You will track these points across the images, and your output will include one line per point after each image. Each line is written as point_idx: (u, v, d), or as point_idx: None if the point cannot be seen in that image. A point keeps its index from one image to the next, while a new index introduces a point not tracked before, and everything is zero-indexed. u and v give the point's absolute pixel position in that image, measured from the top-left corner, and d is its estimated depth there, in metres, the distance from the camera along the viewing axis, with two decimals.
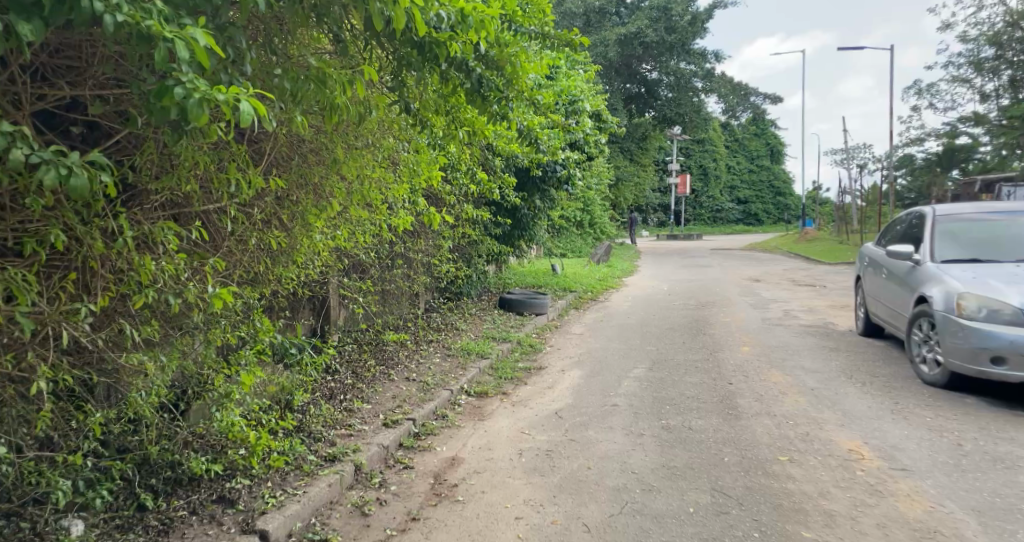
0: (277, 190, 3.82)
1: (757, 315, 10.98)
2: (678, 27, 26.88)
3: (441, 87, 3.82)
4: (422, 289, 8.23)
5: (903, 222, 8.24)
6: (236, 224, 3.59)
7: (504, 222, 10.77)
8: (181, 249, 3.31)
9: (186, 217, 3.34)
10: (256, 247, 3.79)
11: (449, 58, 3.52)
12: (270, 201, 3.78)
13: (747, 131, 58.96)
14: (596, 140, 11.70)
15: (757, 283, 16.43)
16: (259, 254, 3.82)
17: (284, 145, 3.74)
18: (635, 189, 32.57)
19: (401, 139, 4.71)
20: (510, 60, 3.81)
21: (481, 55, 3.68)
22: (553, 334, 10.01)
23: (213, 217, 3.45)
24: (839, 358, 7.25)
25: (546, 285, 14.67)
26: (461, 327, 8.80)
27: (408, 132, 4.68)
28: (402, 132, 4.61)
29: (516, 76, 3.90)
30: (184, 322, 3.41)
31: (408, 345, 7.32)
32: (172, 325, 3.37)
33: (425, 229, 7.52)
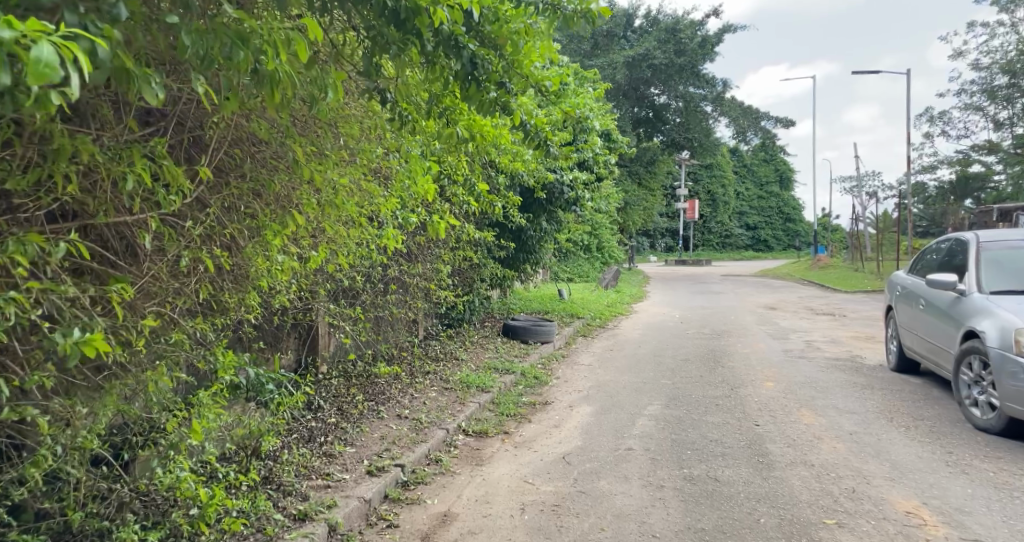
0: (223, 201, 3.25)
1: (777, 346, 10.35)
2: (688, 49, 26.59)
3: (430, 76, 3.37)
4: (420, 315, 7.68)
5: (938, 249, 7.67)
6: (162, 242, 2.99)
7: (509, 245, 10.25)
8: (90, 272, 2.72)
9: (94, 232, 2.74)
10: (189, 270, 3.21)
11: (436, 32, 3.07)
12: (213, 214, 3.18)
13: (756, 157, 58.59)
14: (605, 160, 11.22)
15: (773, 311, 15.81)
16: (200, 279, 3.27)
17: (234, 148, 3.24)
18: (643, 213, 32.07)
19: (389, 149, 4.28)
20: (510, 39, 3.41)
21: (474, 29, 3.30)
22: (560, 364, 9.41)
23: (132, 232, 2.84)
24: (874, 397, 6.63)
25: (552, 311, 14.10)
26: (462, 357, 8.23)
27: (396, 141, 4.25)
28: (390, 140, 4.19)
29: (517, 58, 3.48)
30: (103, 364, 2.83)
31: (403, 377, 6.75)
32: (87, 367, 2.80)
33: (422, 251, 6.99)
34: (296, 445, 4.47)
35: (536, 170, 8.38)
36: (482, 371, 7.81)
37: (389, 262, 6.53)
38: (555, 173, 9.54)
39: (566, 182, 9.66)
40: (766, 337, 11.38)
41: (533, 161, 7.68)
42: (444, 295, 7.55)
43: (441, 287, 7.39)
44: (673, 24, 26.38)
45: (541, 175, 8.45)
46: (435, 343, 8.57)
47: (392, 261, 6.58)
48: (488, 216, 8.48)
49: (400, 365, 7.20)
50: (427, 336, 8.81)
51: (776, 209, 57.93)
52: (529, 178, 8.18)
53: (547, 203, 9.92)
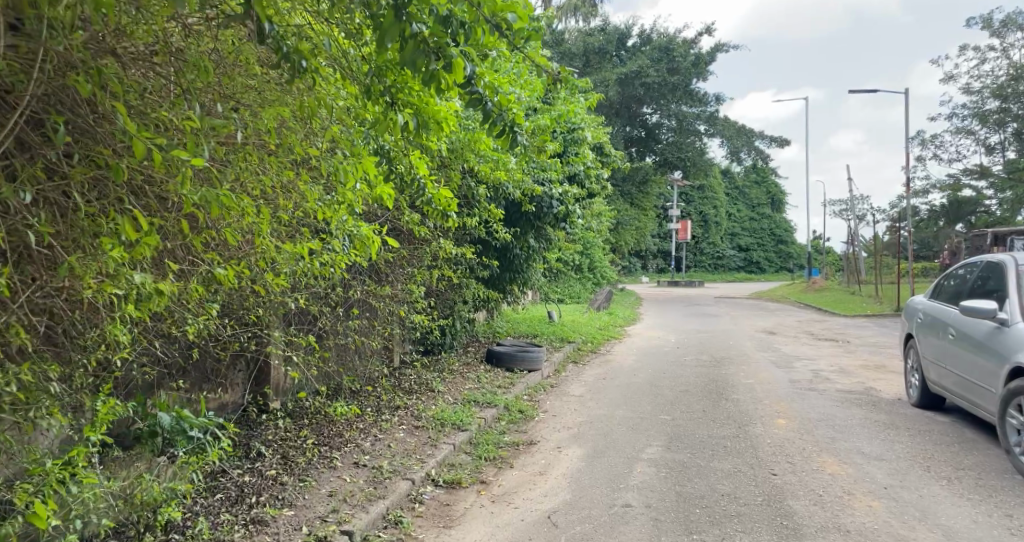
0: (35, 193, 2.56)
1: (784, 376, 9.58)
2: (680, 67, 26.05)
3: None
4: (389, 342, 6.86)
5: (965, 273, 6.99)
6: None
7: (494, 266, 9.51)
8: None
9: None
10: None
11: None
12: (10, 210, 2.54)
13: (748, 179, 58.33)
14: (598, 174, 10.53)
15: (773, 336, 15.07)
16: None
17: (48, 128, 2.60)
18: (636, 233, 31.46)
19: (318, 137, 3.61)
20: None
21: None
22: (548, 395, 8.58)
23: None
24: (903, 440, 5.85)
25: (541, 334, 13.27)
26: (440, 388, 7.40)
27: (327, 127, 3.58)
28: (317, 124, 3.54)
29: None
30: None
31: (367, 412, 5.92)
32: None
33: (390, 270, 6.25)
34: (219, 511, 3.63)
35: (520, 182, 7.65)
36: (460, 405, 6.99)
37: (351, 284, 5.76)
38: (543, 187, 8.80)
39: (555, 196, 8.93)
40: (770, 365, 10.62)
41: (516, 171, 6.97)
42: (417, 320, 6.76)
43: (418, 312, 6.59)
44: (666, 42, 25.91)
45: (526, 188, 7.72)
46: (409, 373, 7.75)
47: (353, 279, 5.78)
48: (468, 231, 7.73)
49: (366, 399, 6.37)
50: (402, 365, 7.99)
51: (768, 231, 57.52)
52: (514, 190, 7.44)
53: (534, 219, 9.19)
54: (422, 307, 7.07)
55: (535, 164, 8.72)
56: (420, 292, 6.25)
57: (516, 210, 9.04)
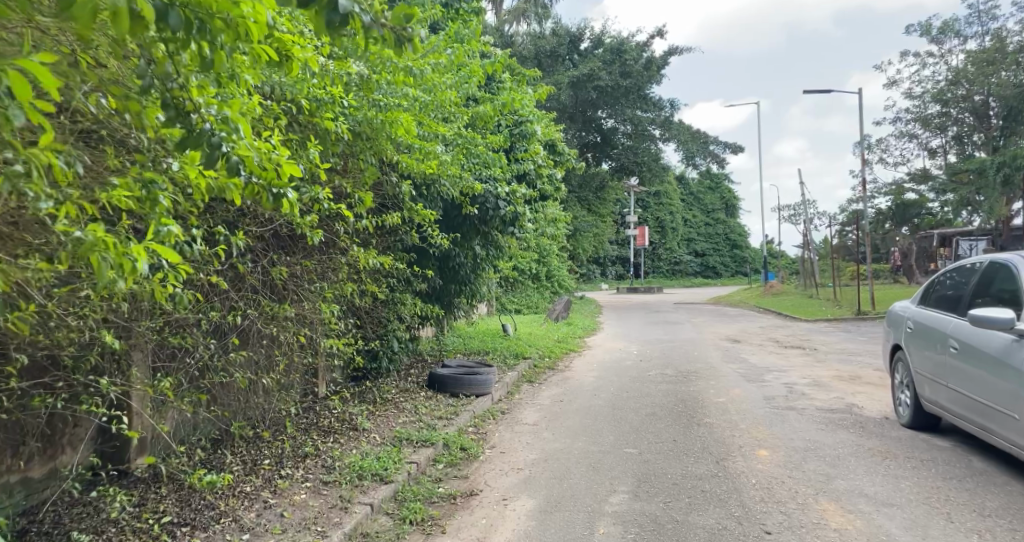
0: None
1: (757, 393, 8.71)
2: (633, 70, 25.30)
3: None
4: (299, 373, 5.70)
5: (959, 277, 6.25)
6: None
7: (435, 276, 8.46)
8: None
9: None
10: None
11: None
12: None
13: (702, 184, 58.41)
14: (549, 172, 9.54)
15: (737, 344, 14.31)
16: None
17: None
18: (591, 239, 30.76)
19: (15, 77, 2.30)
20: None
21: None
22: (498, 426, 7.50)
23: None
24: (910, 478, 4.98)
25: (493, 351, 12.19)
26: (366, 423, 6.26)
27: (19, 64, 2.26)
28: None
29: None
30: None
31: (263, 463, 4.78)
32: None
33: (297, 281, 5.16)
34: None
35: (457, 178, 6.58)
36: (389, 446, 5.86)
37: (243, 299, 4.68)
38: (486, 185, 7.72)
39: (501, 197, 7.88)
40: (740, 379, 9.77)
41: (448, 163, 5.91)
42: (332, 343, 5.65)
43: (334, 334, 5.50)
44: (618, 44, 25.05)
45: (465, 185, 6.67)
46: (330, 406, 6.59)
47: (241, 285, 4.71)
48: (396, 236, 6.64)
49: (266, 445, 5.20)
50: (324, 396, 6.82)
51: (723, 236, 57.69)
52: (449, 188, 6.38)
53: (480, 223, 8.13)
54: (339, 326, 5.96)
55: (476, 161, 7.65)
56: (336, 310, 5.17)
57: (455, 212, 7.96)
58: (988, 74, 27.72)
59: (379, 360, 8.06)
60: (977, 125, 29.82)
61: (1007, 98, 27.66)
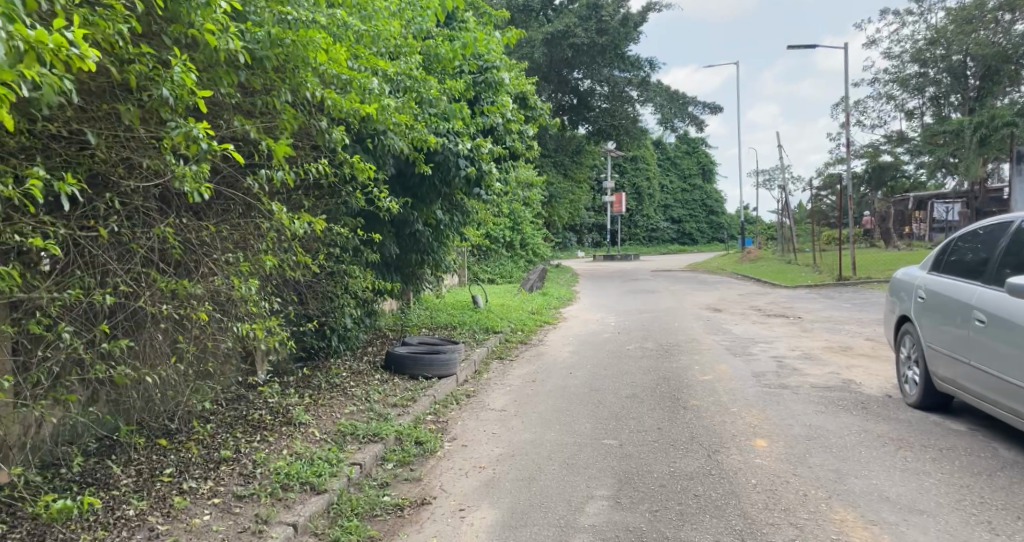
0: None
1: (745, 369, 7.99)
2: (610, 27, 24.11)
3: None
4: (216, 362, 4.84)
5: (978, 241, 5.51)
6: None
7: (391, 245, 7.55)
8: None
9: None
10: None
11: None
12: None
13: (679, 149, 57.58)
14: (519, 128, 8.62)
15: (718, 313, 13.64)
16: None
17: None
18: (567, 205, 29.91)
19: None
20: None
21: None
22: (461, 413, 6.69)
23: None
24: (934, 475, 4.26)
25: (462, 325, 11.36)
26: (304, 415, 5.39)
27: None
28: None
29: None
30: None
31: (161, 475, 3.93)
32: None
33: (204, 245, 4.32)
34: None
35: (406, 127, 5.66)
36: (327, 444, 4.99)
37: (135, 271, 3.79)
38: (445, 140, 6.77)
39: (462, 155, 6.95)
40: (725, 353, 9.06)
41: (393, 110, 4.98)
42: (253, 326, 4.77)
43: (252, 310, 4.64)
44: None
45: (417, 137, 5.75)
46: (264, 395, 5.71)
47: (132, 257, 3.77)
48: (336, 198, 5.71)
49: (171, 450, 4.35)
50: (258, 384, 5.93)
51: (700, 202, 57.19)
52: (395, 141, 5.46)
53: (440, 184, 7.22)
54: (267, 306, 5.09)
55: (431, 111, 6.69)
56: (252, 282, 4.34)
57: (411, 171, 7.02)
58: (967, 33, 27.19)
59: (330, 338, 7.22)
60: (954, 85, 29.37)
61: (985, 57, 27.19)
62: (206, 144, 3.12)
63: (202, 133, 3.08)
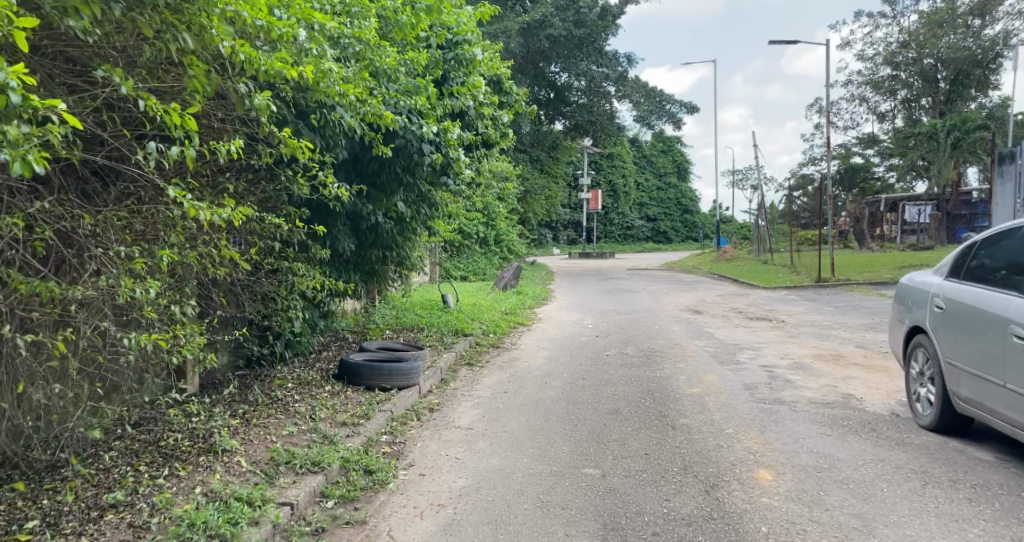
0: None
1: (735, 379, 7.29)
2: (588, 20, 23.34)
3: None
4: (121, 373, 4.26)
5: (1006, 246, 4.86)
6: None
7: (345, 239, 6.73)
8: None
9: None
10: None
11: None
12: None
13: (655, 146, 57.19)
14: (491, 112, 7.84)
15: (698, 315, 13.00)
16: None
17: None
18: (541, 201, 29.21)
19: None
20: None
21: None
22: (421, 434, 5.93)
23: None
24: (975, 523, 3.59)
25: (428, 327, 10.53)
26: (230, 440, 4.76)
27: None
28: None
29: None
30: None
31: (17, 533, 3.24)
32: None
33: (85, 232, 3.70)
34: None
35: (356, 101, 5.09)
36: (253, 482, 4.27)
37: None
38: (406, 120, 5.96)
39: (426, 139, 6.18)
40: (712, 360, 8.36)
41: (338, 78, 4.33)
42: (154, 340, 4.09)
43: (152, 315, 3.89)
44: None
45: (369, 113, 5.11)
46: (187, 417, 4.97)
47: None
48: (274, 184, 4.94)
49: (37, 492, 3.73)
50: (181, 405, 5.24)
51: (675, 201, 56.93)
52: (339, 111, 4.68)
53: (402, 172, 6.40)
54: (184, 315, 4.50)
55: (390, 86, 5.91)
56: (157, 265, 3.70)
57: (366, 156, 6.18)
58: (940, 36, 27.10)
59: (277, 343, 6.91)
60: (925, 89, 28.94)
61: (959, 60, 27.18)
62: (15, 94, 2.35)
63: (10, 79, 2.32)
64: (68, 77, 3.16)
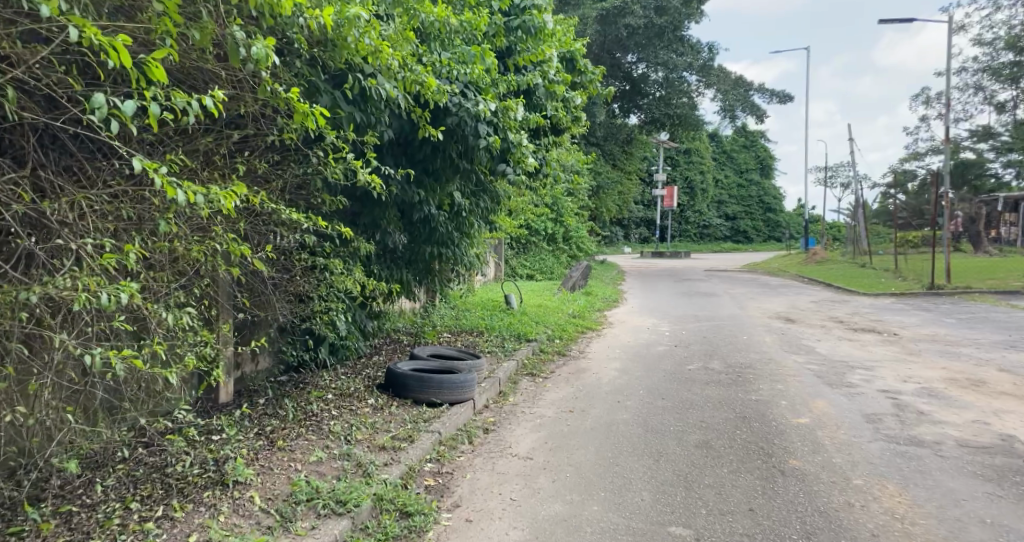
0: None
1: (851, 407, 6.06)
2: (670, 6, 21.91)
3: None
4: (114, 385, 3.71)
5: None
6: None
7: (391, 232, 5.91)
8: None
9: None
10: None
11: None
12: None
13: (736, 142, 54.56)
14: (563, 92, 6.94)
15: (791, 324, 11.58)
16: None
17: None
18: (613, 197, 27.96)
19: None
20: None
21: None
22: (473, 461, 5.12)
23: None
24: None
25: (489, 330, 9.66)
26: (244, 470, 4.12)
27: None
28: None
29: None
30: None
31: None
32: None
33: (57, 218, 3.11)
34: None
35: (395, 65, 4.32)
36: (263, 529, 3.61)
37: None
38: (459, 94, 5.14)
39: (483, 117, 5.28)
40: (817, 382, 7.08)
41: (365, 27, 3.68)
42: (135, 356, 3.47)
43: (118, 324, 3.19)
44: None
45: (409, 79, 4.35)
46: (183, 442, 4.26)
47: None
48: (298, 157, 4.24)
49: None
50: (206, 430, 4.74)
51: (756, 199, 54.15)
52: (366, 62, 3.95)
53: (457, 158, 5.55)
54: (182, 328, 3.87)
55: (442, 54, 5.15)
56: (129, 259, 3.07)
57: (415, 138, 5.34)
58: None
59: (320, 348, 6.27)
60: None
61: None
62: None
63: None
64: (16, 26, 2.54)
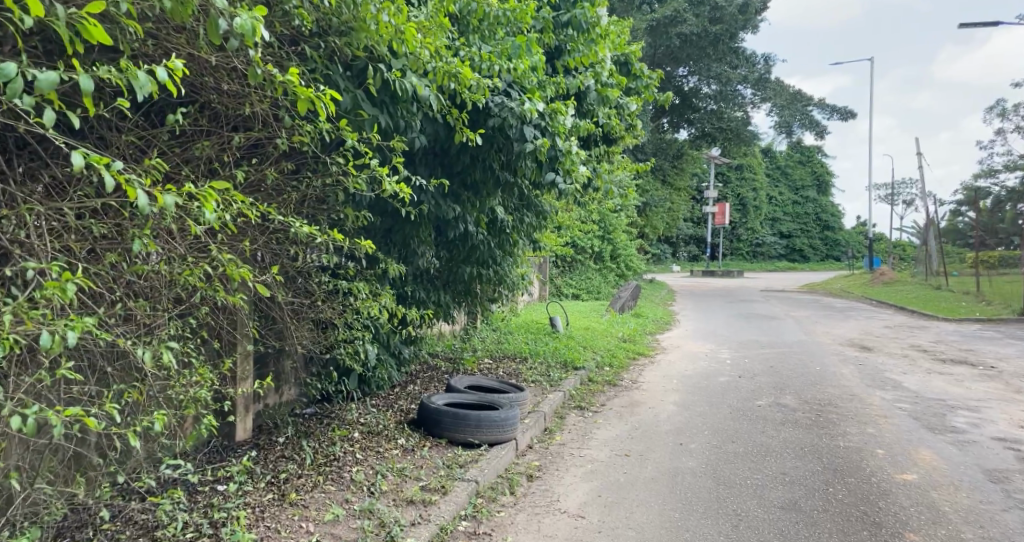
0: None
1: (966, 460, 5.11)
2: (725, 15, 21.04)
3: None
4: (88, 433, 3.12)
5: None
6: None
7: (425, 251, 5.25)
8: None
9: None
10: None
11: None
12: None
13: (790, 158, 52.77)
14: (618, 97, 6.22)
15: (867, 353, 10.49)
16: None
17: None
18: (662, 215, 26.98)
19: None
20: None
21: None
22: (516, 519, 4.36)
23: None
24: None
25: (533, 356, 8.91)
26: (243, 535, 3.43)
27: None
28: None
29: None
30: None
31: None
32: None
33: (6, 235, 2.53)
34: None
35: (425, 54, 3.68)
36: None
37: None
38: (500, 93, 4.47)
39: (529, 121, 4.59)
40: (915, 425, 6.11)
41: None
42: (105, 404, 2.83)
43: (68, 370, 2.55)
44: None
45: (442, 71, 3.74)
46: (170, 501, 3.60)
47: None
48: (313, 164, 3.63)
49: None
50: (211, 479, 4.12)
51: (812, 216, 52.14)
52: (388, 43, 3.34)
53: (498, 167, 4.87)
54: (169, 366, 3.25)
55: (482, 47, 4.51)
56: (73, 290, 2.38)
57: (452, 146, 4.71)
58: None
59: (348, 379, 5.63)
60: None
61: None
62: None
63: None
64: None
